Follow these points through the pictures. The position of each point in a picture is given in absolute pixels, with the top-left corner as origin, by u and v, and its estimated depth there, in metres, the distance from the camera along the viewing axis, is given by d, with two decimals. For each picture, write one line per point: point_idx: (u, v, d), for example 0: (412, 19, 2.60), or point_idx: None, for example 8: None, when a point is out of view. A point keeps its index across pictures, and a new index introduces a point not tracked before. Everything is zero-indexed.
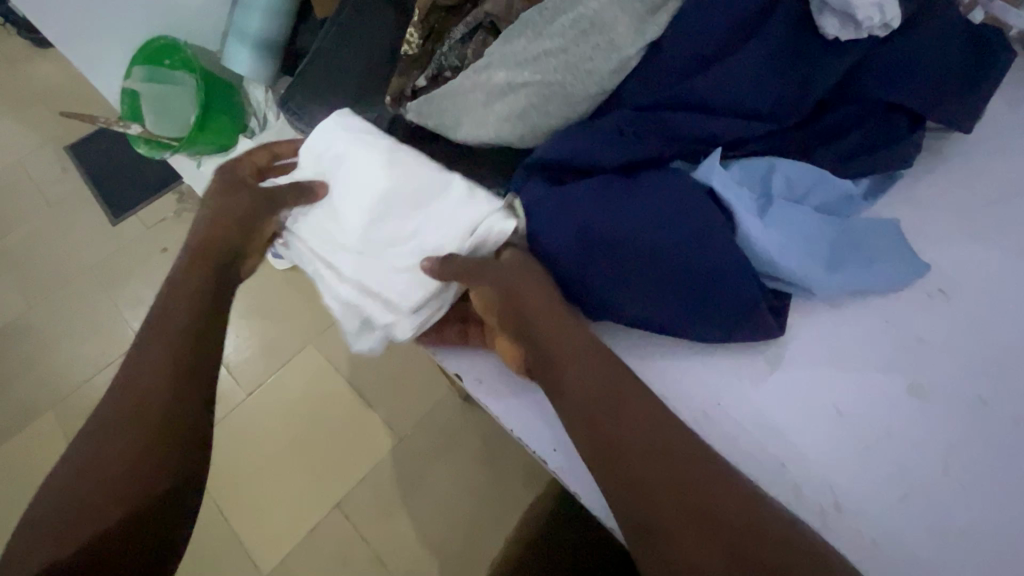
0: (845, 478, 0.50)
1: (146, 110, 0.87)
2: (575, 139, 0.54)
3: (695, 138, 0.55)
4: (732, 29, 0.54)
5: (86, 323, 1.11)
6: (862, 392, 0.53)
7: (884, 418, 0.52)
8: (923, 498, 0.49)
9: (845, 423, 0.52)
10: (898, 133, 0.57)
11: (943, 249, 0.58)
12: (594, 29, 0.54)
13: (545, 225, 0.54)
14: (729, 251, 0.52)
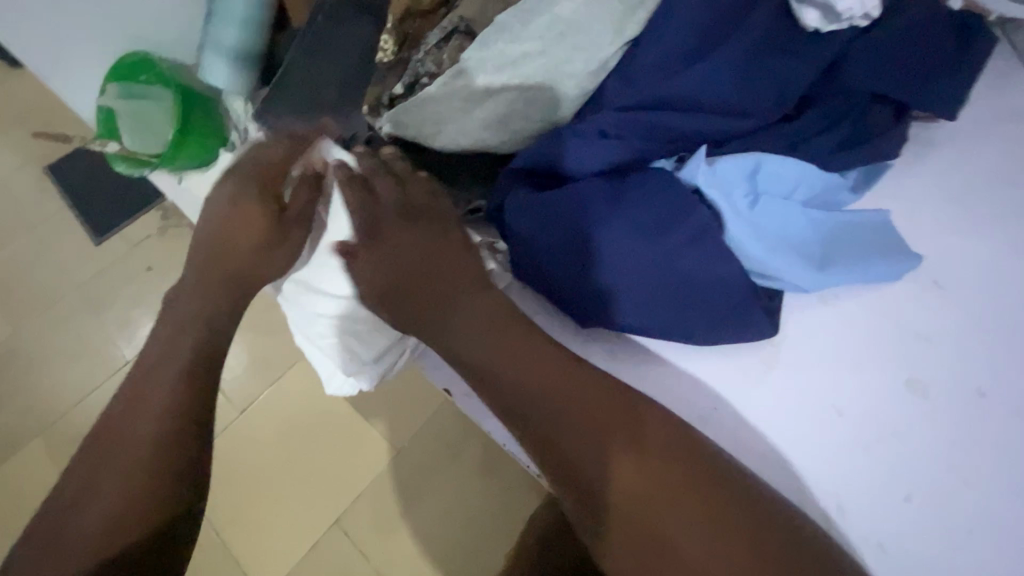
0: (885, 511, 0.41)
1: (123, 125, 0.82)
2: (555, 140, 0.48)
3: (682, 137, 0.48)
4: (721, 14, 0.48)
5: (73, 347, 1.09)
6: (875, 411, 0.44)
7: (908, 437, 0.43)
8: (988, 530, 0.40)
9: (865, 447, 0.43)
10: (885, 123, 0.51)
11: (954, 239, 0.50)
12: (573, 30, 0.48)
13: (523, 234, 0.48)
14: (724, 257, 0.45)
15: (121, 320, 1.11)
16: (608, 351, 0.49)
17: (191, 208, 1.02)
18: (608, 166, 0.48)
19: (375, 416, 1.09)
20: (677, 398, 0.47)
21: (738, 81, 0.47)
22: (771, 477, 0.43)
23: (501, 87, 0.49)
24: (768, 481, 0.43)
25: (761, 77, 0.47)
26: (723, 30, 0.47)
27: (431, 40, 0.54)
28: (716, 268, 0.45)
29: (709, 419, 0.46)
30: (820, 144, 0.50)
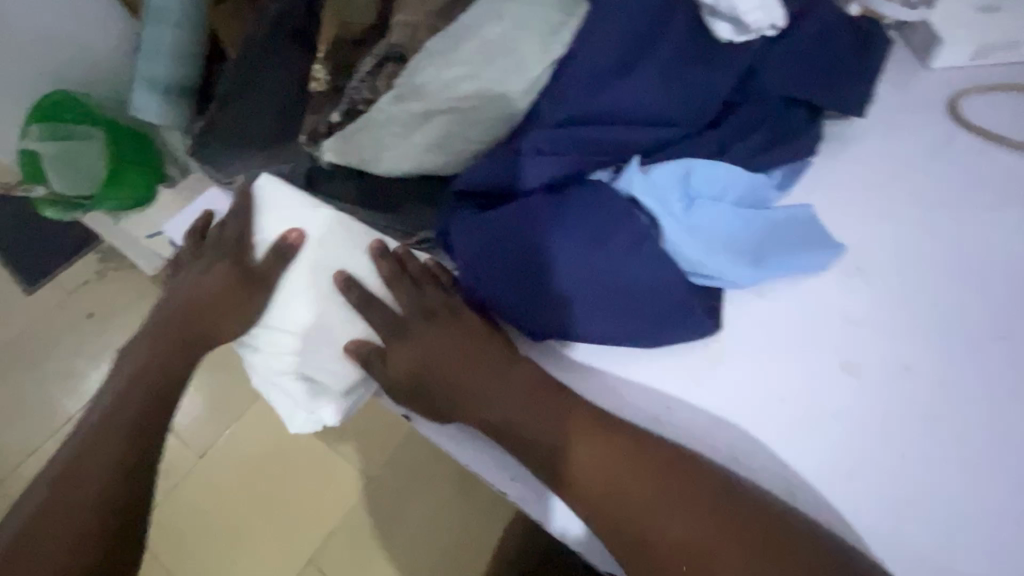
0: (829, 489, 0.44)
1: (49, 169, 0.78)
2: (496, 161, 0.49)
3: (616, 148, 0.50)
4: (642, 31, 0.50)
5: (10, 405, 1.02)
6: (814, 396, 0.47)
7: (845, 418, 0.46)
8: (921, 498, 0.43)
9: (807, 432, 0.46)
10: (800, 125, 0.55)
11: (873, 229, 0.54)
12: (502, 53, 0.49)
13: (472, 254, 0.49)
14: (665, 260, 0.47)
15: (61, 372, 1.04)
16: (564, 360, 0.50)
17: (130, 248, 0.98)
18: (550, 183, 0.50)
19: (344, 447, 1.07)
20: (632, 400, 0.48)
21: (662, 95, 0.50)
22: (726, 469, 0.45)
23: (437, 110, 0.50)
24: None
25: (684, 90, 0.50)
26: (645, 47, 0.50)
27: (364, 67, 0.54)
28: (657, 273, 0.47)
29: (664, 418, 0.47)
30: (745, 147, 0.53)
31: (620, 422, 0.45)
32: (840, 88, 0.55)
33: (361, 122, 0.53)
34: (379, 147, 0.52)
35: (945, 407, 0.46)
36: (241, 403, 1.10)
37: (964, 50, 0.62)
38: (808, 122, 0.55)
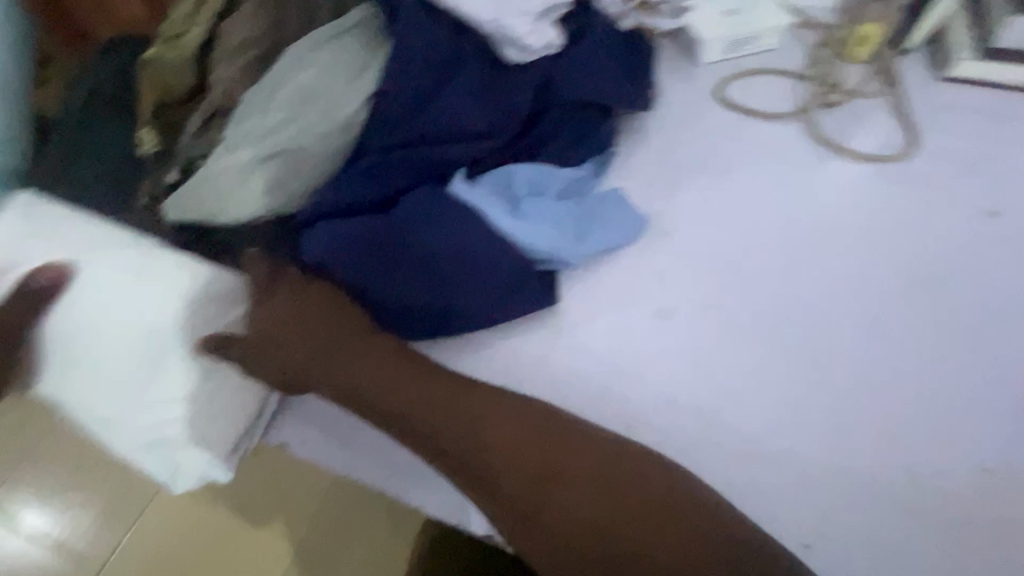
0: (663, 420, 0.52)
1: None
2: (334, 191, 0.54)
3: (441, 163, 0.56)
4: (441, 59, 0.57)
5: None
6: (646, 345, 0.55)
7: (672, 359, 0.54)
8: (736, 412, 0.52)
9: (642, 375, 0.54)
10: (598, 120, 0.64)
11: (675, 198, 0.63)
12: (319, 95, 0.54)
13: (327, 278, 0.52)
14: (499, 251, 0.53)
15: None
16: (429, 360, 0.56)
17: None
18: (390, 202, 0.55)
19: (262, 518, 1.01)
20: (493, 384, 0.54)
21: (474, 114, 0.57)
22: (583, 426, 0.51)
23: (268, 154, 0.53)
24: None
25: (490, 106, 0.58)
26: (448, 75, 0.57)
27: (190, 127, 0.57)
28: (497, 261, 0.53)
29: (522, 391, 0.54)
30: (557, 147, 0.61)
31: (571, 421, 0.48)
32: (624, 88, 0.66)
33: (196, 177, 0.54)
34: (218, 196, 0.54)
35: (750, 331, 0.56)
36: (137, 503, 1.02)
37: (722, 46, 0.77)
38: (605, 119, 0.65)
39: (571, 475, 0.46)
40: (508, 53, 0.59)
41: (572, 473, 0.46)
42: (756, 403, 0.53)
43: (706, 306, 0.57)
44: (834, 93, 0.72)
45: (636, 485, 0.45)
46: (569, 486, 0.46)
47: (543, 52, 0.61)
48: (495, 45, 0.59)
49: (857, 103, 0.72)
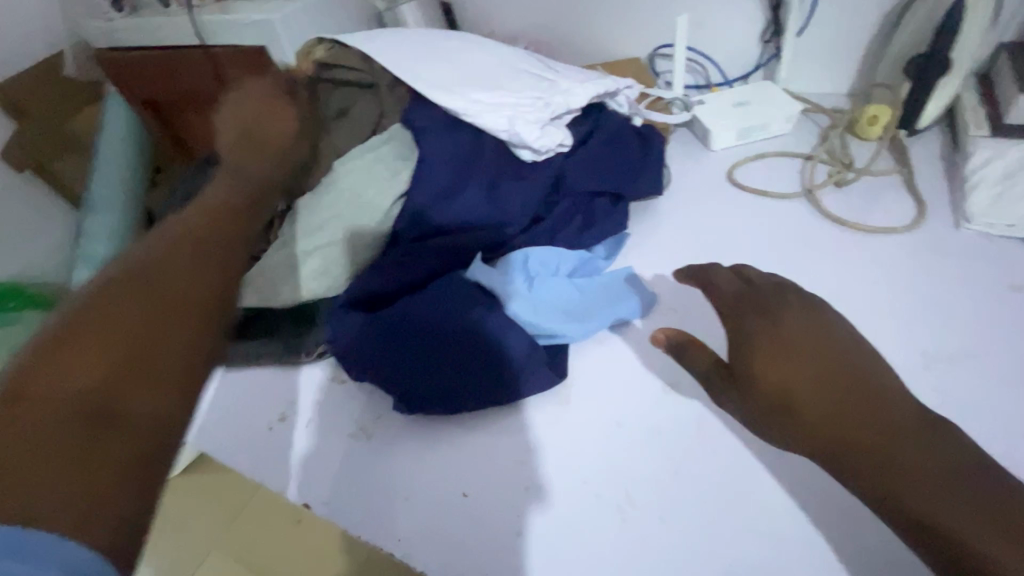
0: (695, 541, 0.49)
1: None
2: (368, 273, 0.63)
3: (457, 249, 0.65)
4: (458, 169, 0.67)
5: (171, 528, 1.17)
6: (652, 444, 0.54)
7: (684, 457, 0.53)
8: (777, 532, 0.49)
9: (659, 488, 0.52)
10: (606, 209, 0.71)
11: (671, 278, 0.67)
12: (352, 201, 0.67)
13: (338, 332, 0.61)
14: (507, 325, 0.58)
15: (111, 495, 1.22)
16: (416, 446, 0.57)
17: None
18: (414, 284, 0.64)
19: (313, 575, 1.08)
20: (494, 499, 0.52)
21: (493, 206, 0.66)
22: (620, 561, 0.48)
23: (315, 249, 0.66)
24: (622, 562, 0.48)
25: (504, 198, 0.67)
26: (467, 175, 0.67)
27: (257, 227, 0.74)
28: (503, 334, 0.57)
29: (533, 505, 0.52)
30: (570, 232, 0.69)
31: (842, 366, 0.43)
32: (641, 173, 0.73)
33: (262, 266, 0.66)
34: (275, 283, 0.65)
35: None
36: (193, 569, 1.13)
37: (731, 135, 0.82)
38: (616, 206, 0.72)
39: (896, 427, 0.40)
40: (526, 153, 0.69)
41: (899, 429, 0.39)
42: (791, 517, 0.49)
43: (683, 482, 0.52)
44: (841, 168, 0.74)
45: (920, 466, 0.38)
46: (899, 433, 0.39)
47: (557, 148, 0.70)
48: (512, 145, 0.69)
49: (871, 177, 0.74)
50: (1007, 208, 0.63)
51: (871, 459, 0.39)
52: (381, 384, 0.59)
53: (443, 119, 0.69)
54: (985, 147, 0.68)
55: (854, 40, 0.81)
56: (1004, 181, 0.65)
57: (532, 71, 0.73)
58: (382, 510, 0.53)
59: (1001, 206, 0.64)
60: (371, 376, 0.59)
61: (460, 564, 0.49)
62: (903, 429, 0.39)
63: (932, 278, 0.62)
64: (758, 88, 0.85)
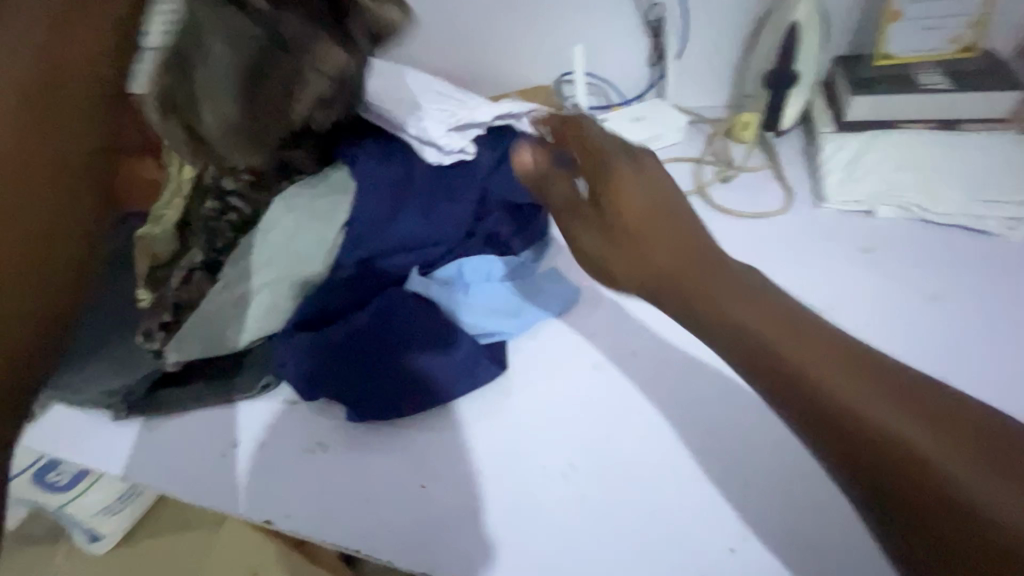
0: (631, 498, 0.55)
1: None
2: (312, 299, 0.66)
3: (395, 266, 0.70)
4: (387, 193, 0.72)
5: None
6: (588, 417, 0.61)
7: (616, 425, 0.60)
8: (698, 476, 0.56)
9: (598, 453, 0.58)
10: (528, 218, 0.78)
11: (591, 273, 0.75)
12: (296, 233, 0.67)
13: (290, 358, 0.63)
14: (448, 331, 0.63)
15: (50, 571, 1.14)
16: (372, 452, 0.60)
17: None
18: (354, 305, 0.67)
19: None
20: (451, 487, 0.56)
21: (423, 223, 0.71)
22: (570, 525, 0.53)
23: (260, 286, 0.65)
24: (571, 526, 0.53)
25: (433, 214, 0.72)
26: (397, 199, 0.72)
27: (172, 281, 0.67)
28: (447, 338, 0.62)
29: (487, 489, 0.56)
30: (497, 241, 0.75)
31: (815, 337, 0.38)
32: None
33: (203, 311, 0.64)
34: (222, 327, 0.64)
35: (687, 380, 0.62)
36: None
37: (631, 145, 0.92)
38: (537, 215, 0.79)
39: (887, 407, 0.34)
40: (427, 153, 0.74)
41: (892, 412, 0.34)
42: (709, 463, 0.56)
43: (615, 448, 0.58)
44: (724, 167, 0.86)
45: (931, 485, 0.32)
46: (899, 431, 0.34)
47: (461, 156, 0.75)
48: (416, 144, 0.74)
49: (749, 173, 0.86)
50: (851, 188, 0.76)
51: (802, 371, 0.37)
52: (332, 399, 0.62)
53: (373, 147, 0.74)
54: (829, 140, 0.81)
55: (724, 59, 0.95)
56: (847, 165, 0.78)
57: (443, 92, 0.81)
58: (341, 516, 0.55)
59: (846, 186, 0.77)
60: (325, 395, 0.62)
61: (422, 553, 0.53)
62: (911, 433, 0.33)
63: (802, 250, 0.74)
64: (651, 104, 0.97)
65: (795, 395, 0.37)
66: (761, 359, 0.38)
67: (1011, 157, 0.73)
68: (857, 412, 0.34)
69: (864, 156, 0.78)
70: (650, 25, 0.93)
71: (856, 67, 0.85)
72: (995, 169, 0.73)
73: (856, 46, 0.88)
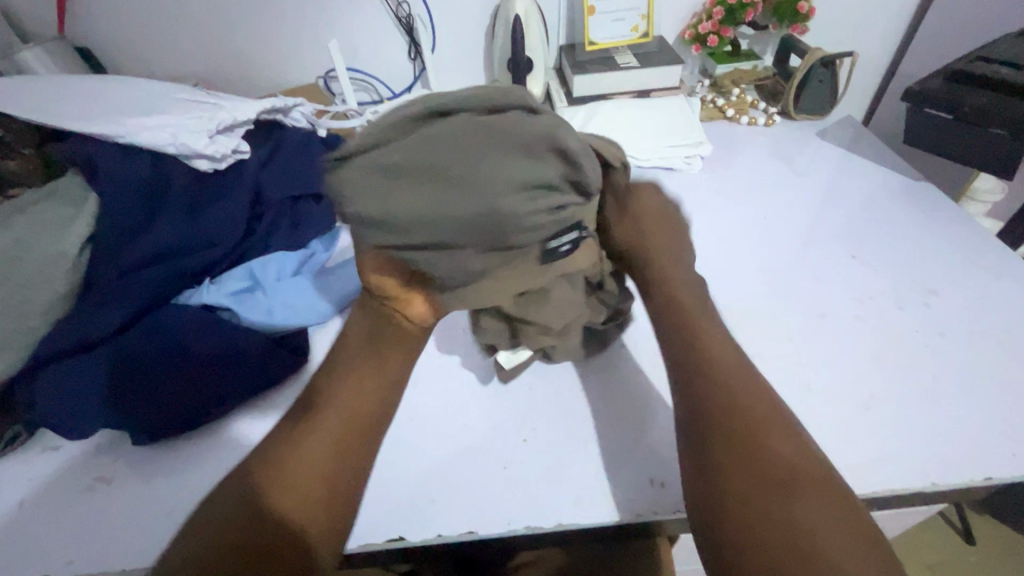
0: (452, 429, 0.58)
1: None
2: (62, 329, 0.58)
3: (167, 276, 0.64)
4: (137, 202, 0.66)
5: None
6: None
7: (428, 368, 0.63)
8: None
9: (419, 395, 0.60)
10: (311, 210, 0.77)
11: None
12: (25, 255, 0.59)
13: (44, 398, 0.56)
14: (233, 331, 0.61)
15: None
16: (168, 472, 0.56)
17: None
18: (120, 327, 0.60)
19: None
20: None
21: (189, 228, 0.67)
22: (402, 468, 0.54)
23: None
24: (402, 468, 0.54)
25: (201, 218, 0.68)
26: (155, 207, 0.67)
27: None
28: (234, 336, 0.60)
29: None
30: (283, 234, 0.73)
31: (751, 372, 0.48)
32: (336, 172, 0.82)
33: None
34: None
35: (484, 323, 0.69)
36: None
37: None
38: (319, 205, 0.78)
39: (767, 416, 0.44)
40: (195, 162, 0.71)
41: (769, 423, 0.44)
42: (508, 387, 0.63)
43: (430, 390, 0.61)
44: None
45: (759, 463, 0.41)
46: (773, 429, 0.43)
47: (232, 160, 0.74)
48: (183, 158, 0.70)
49: None
50: None
51: (722, 375, 0.46)
52: (104, 427, 0.56)
53: (114, 153, 0.67)
54: (566, 113, 0.98)
55: (473, 52, 1.07)
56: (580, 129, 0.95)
57: (190, 98, 0.77)
58: (141, 541, 0.51)
59: None
60: (99, 428, 0.56)
61: None
62: (766, 429, 0.43)
63: None
64: (420, 94, 1.04)
65: (740, 474, 0.41)
66: (740, 434, 0.43)
67: (684, 112, 0.98)
68: (753, 448, 0.42)
69: (592, 122, 0.96)
70: (402, 21, 1.00)
71: (574, 54, 1.04)
72: (674, 122, 0.96)
73: (572, 35, 1.07)
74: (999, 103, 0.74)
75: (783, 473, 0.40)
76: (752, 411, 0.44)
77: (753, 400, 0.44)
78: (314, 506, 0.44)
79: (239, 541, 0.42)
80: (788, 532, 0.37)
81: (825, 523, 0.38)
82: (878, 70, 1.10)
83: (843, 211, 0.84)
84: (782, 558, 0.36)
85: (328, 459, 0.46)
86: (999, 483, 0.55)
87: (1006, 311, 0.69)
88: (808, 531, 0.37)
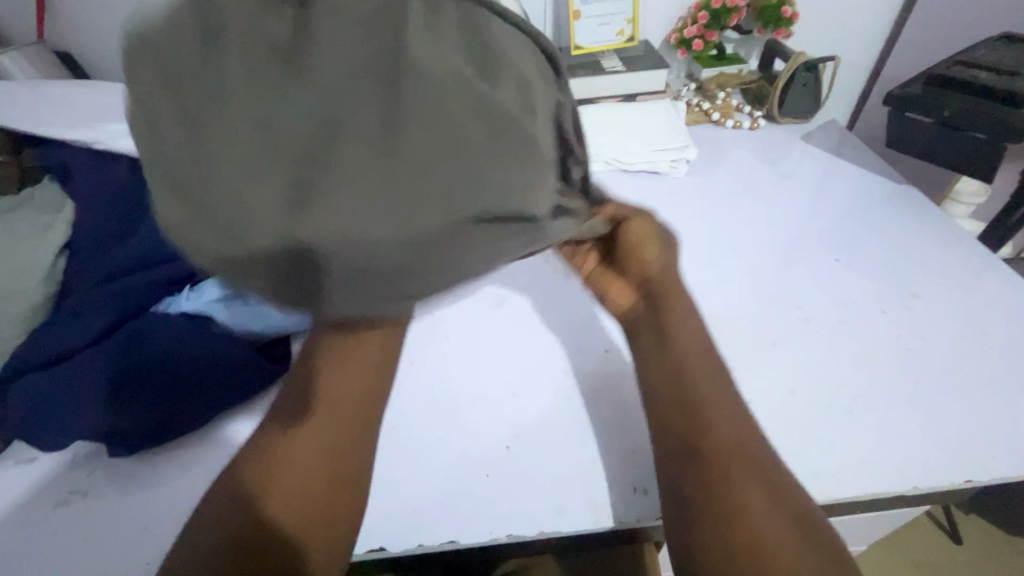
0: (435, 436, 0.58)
1: None
2: (36, 339, 0.57)
3: (144, 284, 0.63)
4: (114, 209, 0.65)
5: None
6: None
7: (411, 376, 0.62)
8: None
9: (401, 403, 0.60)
10: None
11: None
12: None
13: (17, 411, 0.54)
14: (211, 339, 0.60)
15: None
16: (145, 485, 0.55)
17: None
18: (96, 337, 0.59)
19: None
20: None
21: None
22: (385, 477, 0.53)
23: None
24: (384, 477, 0.53)
25: None
26: (133, 213, 0.66)
27: None
28: (212, 345, 0.59)
29: None
30: None
31: (709, 351, 0.51)
32: None
33: None
34: None
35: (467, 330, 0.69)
36: None
37: None
38: None
39: (723, 400, 0.48)
40: None
41: (725, 407, 0.47)
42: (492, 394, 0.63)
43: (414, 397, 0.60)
44: None
45: (713, 448, 0.45)
46: (725, 412, 0.47)
47: None
48: None
49: None
50: None
51: (681, 359, 0.50)
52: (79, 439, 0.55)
53: (91, 159, 0.67)
54: None
55: None
56: None
57: None
58: (115, 554, 0.50)
59: None
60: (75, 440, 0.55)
61: None
62: (720, 414, 0.47)
63: None
64: None
65: (694, 454, 0.45)
66: (693, 418, 0.47)
67: (669, 115, 0.98)
68: (706, 433, 0.46)
69: None
70: None
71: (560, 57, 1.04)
72: (660, 126, 0.96)
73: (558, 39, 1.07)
74: (979, 107, 0.75)
75: (727, 461, 0.44)
76: (706, 395, 0.48)
77: (701, 388, 0.48)
78: (321, 510, 0.46)
79: (240, 533, 0.43)
80: (730, 510, 0.42)
81: (768, 503, 0.41)
82: (862, 74, 1.10)
83: (827, 214, 0.85)
84: (723, 533, 0.41)
85: (337, 458, 0.48)
86: (980, 484, 0.55)
87: (986, 312, 0.70)
88: (751, 511, 0.41)
